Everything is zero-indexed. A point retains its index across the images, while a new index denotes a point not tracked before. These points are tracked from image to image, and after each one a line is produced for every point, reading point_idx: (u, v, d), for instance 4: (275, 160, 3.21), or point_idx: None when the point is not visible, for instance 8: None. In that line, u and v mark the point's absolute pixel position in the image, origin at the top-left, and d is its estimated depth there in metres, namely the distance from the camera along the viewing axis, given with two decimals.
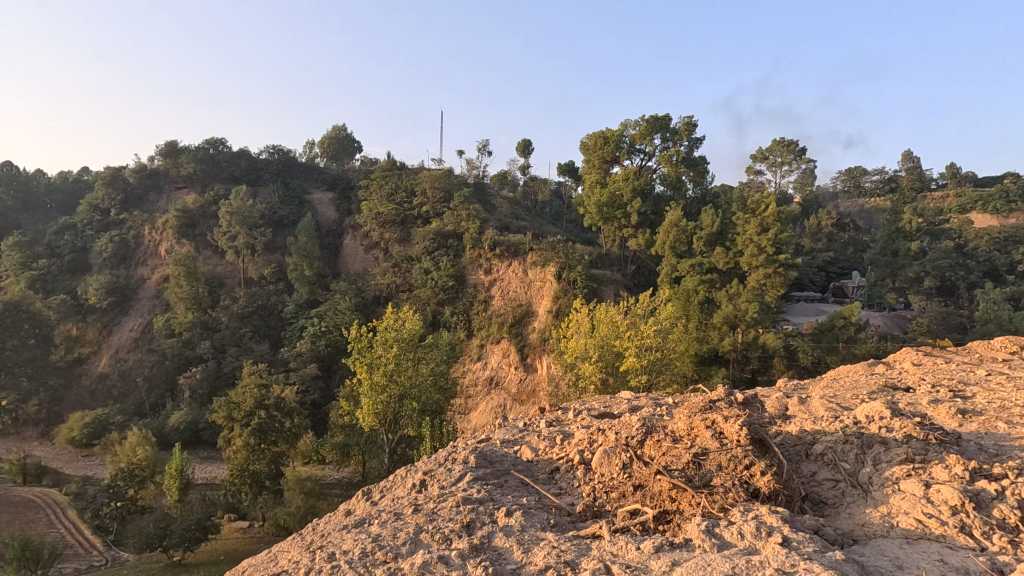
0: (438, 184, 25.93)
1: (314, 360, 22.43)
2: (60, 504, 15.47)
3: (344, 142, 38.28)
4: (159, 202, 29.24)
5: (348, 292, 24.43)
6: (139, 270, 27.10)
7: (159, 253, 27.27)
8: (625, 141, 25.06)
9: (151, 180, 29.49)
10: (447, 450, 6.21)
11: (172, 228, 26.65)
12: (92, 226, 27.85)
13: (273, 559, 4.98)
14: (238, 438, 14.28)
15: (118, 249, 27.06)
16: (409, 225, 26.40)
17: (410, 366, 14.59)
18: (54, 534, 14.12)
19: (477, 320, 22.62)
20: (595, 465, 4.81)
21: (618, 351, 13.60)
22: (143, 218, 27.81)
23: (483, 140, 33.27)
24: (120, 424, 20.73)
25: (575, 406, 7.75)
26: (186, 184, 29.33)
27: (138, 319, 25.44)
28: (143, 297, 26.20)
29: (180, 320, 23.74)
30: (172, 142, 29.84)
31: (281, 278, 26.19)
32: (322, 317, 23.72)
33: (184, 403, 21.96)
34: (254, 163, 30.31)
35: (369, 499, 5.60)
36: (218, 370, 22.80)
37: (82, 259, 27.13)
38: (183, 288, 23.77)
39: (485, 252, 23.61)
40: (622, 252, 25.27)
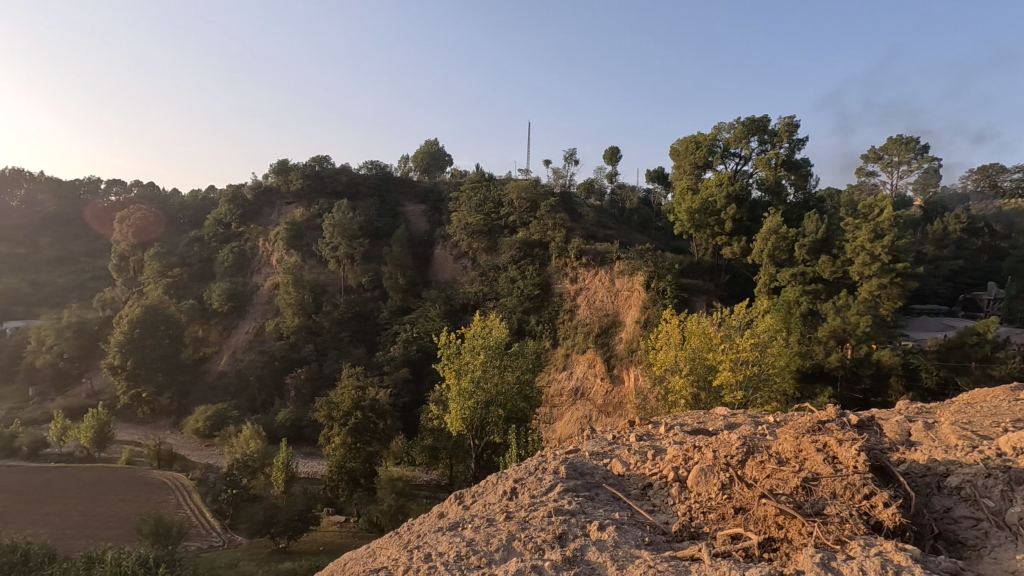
0: (525, 194, 26.17)
1: (405, 364, 23.41)
2: (186, 488, 17.27)
3: (436, 155, 39.80)
4: (271, 215, 31.93)
5: (438, 300, 25.33)
6: (254, 277, 29.75)
7: (270, 263, 29.83)
8: (718, 145, 24.02)
9: (265, 196, 32.31)
10: (536, 460, 6.20)
11: (283, 239, 29.04)
12: (217, 238, 31.16)
13: (372, 554, 5.25)
14: (337, 437, 15.17)
15: (237, 260, 30.02)
16: (496, 234, 26.95)
17: (496, 373, 14.79)
18: (182, 513, 15.74)
19: (562, 329, 22.57)
20: (692, 484, 4.59)
21: (711, 365, 12.96)
22: (259, 231, 30.62)
23: (569, 149, 33.37)
24: (236, 418, 22.80)
25: (667, 421, 7.48)
26: (295, 200, 31.86)
27: (252, 323, 27.81)
28: (257, 302, 28.67)
29: (288, 324, 25.73)
30: (284, 160, 32.47)
31: (377, 285, 27.63)
32: (414, 324, 24.79)
33: (290, 401, 23.69)
34: (354, 178, 32.13)
35: (460, 503, 5.72)
36: (319, 372, 24.47)
37: (208, 268, 30.29)
38: (291, 295, 25.80)
39: (571, 261, 23.65)
40: (716, 260, 24.07)
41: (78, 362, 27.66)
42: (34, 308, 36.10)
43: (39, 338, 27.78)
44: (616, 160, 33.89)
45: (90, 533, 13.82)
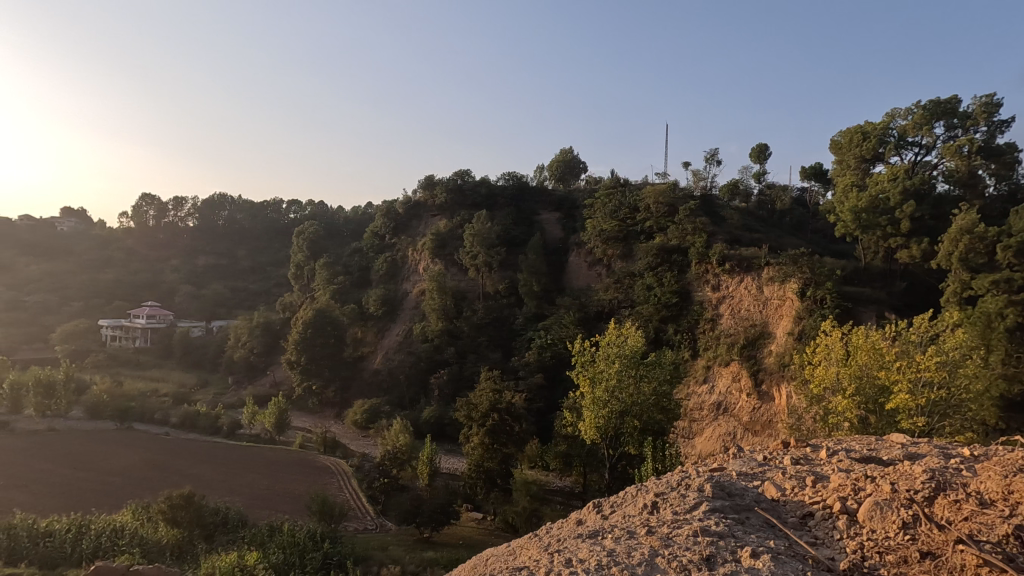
0: (662, 199, 25.16)
1: (540, 370, 23.77)
2: (347, 474, 19.28)
3: (571, 163, 40.12)
4: (419, 227, 34.56)
5: (572, 307, 25.45)
6: (404, 284, 32.40)
7: (418, 271, 32.28)
8: (892, 135, 21.16)
9: (415, 210, 35.07)
10: (677, 475, 5.93)
11: (429, 249, 31.28)
12: (374, 249, 34.62)
13: (514, 553, 5.41)
14: (476, 437, 15.87)
15: (390, 269, 33.01)
16: (632, 241, 26.53)
17: (631, 383, 14.39)
18: (344, 495, 17.59)
19: (703, 339, 21.39)
20: (864, 519, 4.05)
21: (882, 386, 11.36)
22: (408, 242, 33.39)
23: (711, 149, 31.61)
24: (388, 412, 24.93)
25: (828, 445, 6.70)
26: (440, 212, 34.14)
27: (402, 326, 30.21)
28: (406, 307, 31.11)
29: (433, 327, 27.59)
30: (430, 176, 34.93)
31: (513, 292, 28.62)
32: (549, 330, 25.12)
33: (434, 400, 25.27)
34: (492, 190, 33.59)
35: (598, 512, 5.66)
36: (460, 374, 25.86)
37: (365, 276, 33.66)
38: (436, 301, 27.61)
39: (713, 267, 22.32)
40: (888, 265, 21.42)
41: (264, 356, 32.28)
42: (233, 309, 42.93)
43: (236, 335, 32.94)
44: (764, 158, 31.38)
45: (272, 505, 16.02)
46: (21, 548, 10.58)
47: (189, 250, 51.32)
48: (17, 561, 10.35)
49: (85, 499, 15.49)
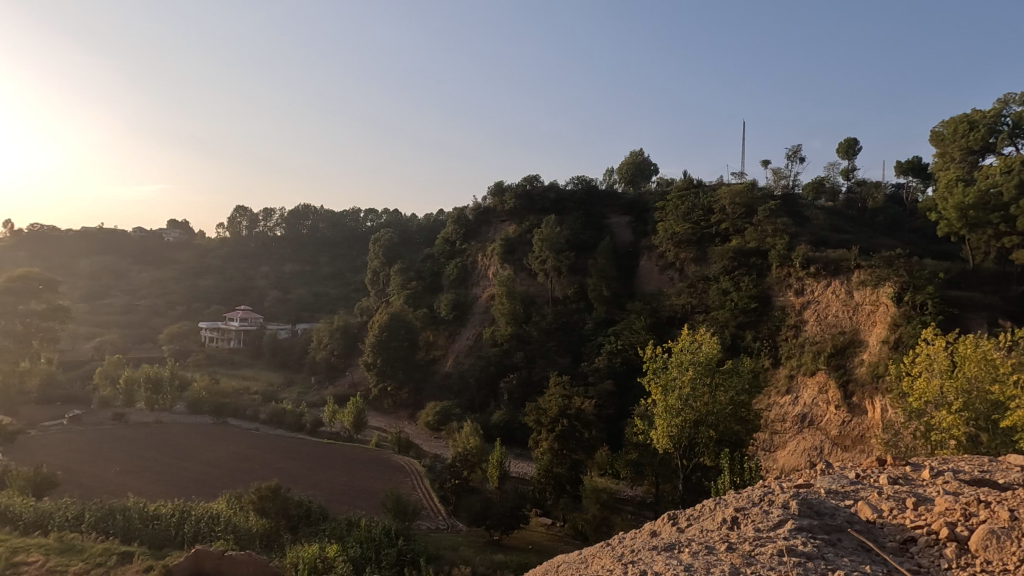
0: (739, 199, 24.32)
1: (610, 376, 23.37)
2: (420, 473, 19.85)
3: (642, 165, 39.33)
4: (489, 233, 35.09)
5: (643, 312, 24.89)
6: (474, 289, 32.99)
7: (487, 276, 32.76)
8: (1005, 123, 19.09)
9: (484, 216, 35.67)
10: (760, 490, 5.64)
11: (498, 254, 31.68)
12: (445, 255, 35.57)
13: (586, 561, 5.34)
14: (545, 442, 15.82)
15: (461, 274, 33.73)
16: (707, 244, 25.64)
17: (706, 391, 13.81)
18: (417, 494, 18.10)
19: (785, 346, 20.21)
20: (978, 548, 3.68)
21: (996, 402, 10.24)
22: (478, 248, 34.06)
23: (794, 146, 29.97)
24: (458, 415, 25.41)
25: (932, 464, 6.13)
26: (509, 218, 34.50)
27: (472, 330, 30.73)
28: (476, 311, 31.64)
29: (502, 332, 27.88)
30: (499, 183, 35.41)
31: (582, 297, 28.50)
32: (619, 335, 24.70)
33: (503, 404, 25.44)
34: (561, 195, 33.53)
35: (674, 525, 5.49)
36: (529, 378, 25.95)
37: (437, 281, 34.55)
38: (505, 305, 27.84)
39: (796, 270, 21.14)
40: (1002, 268, 19.35)
41: (343, 358, 33.94)
42: (315, 312, 45.45)
43: (318, 338, 34.84)
44: (853, 154, 29.30)
45: (351, 501, 16.77)
46: (134, 529, 11.72)
47: (277, 257, 54.93)
48: (130, 541, 11.45)
49: (186, 487, 16.89)
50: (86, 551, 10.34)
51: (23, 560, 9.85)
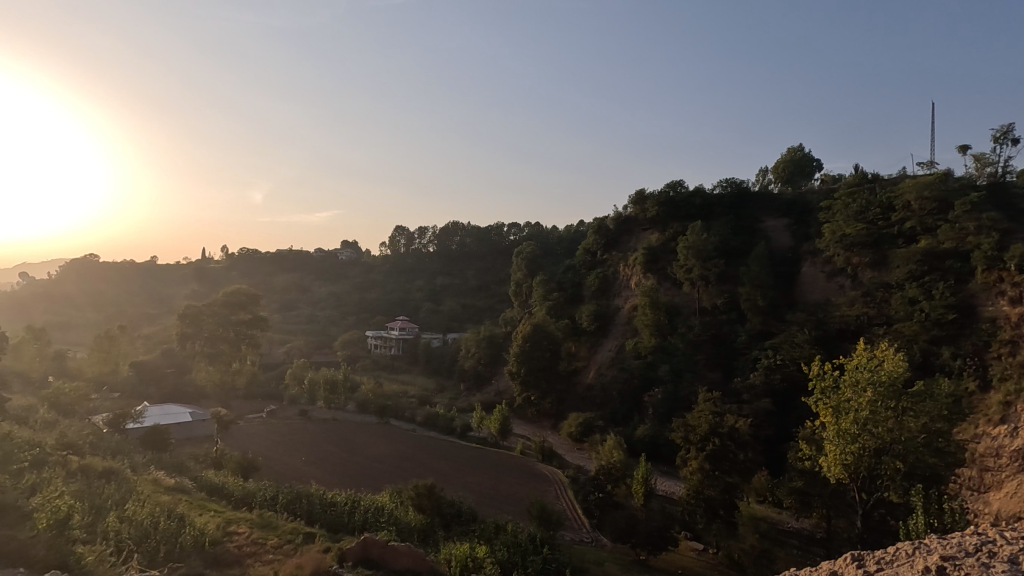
0: (928, 192, 21.86)
1: (768, 394, 21.27)
2: (563, 483, 19.94)
3: (802, 162, 35.87)
4: (630, 242, 34.54)
5: (807, 324, 22.50)
6: (616, 299, 32.56)
7: (630, 286, 32.18)
8: None
9: (625, 225, 35.29)
10: (973, 538, 4.74)
11: (641, 264, 30.87)
12: (586, 265, 35.87)
13: None
14: (694, 461, 14.84)
15: (602, 284, 33.49)
16: (886, 246, 22.68)
17: (891, 416, 11.97)
18: (562, 505, 18.19)
19: (997, 366, 16.72)
20: None
21: None
22: (620, 258, 33.89)
23: (1004, 126, 25.23)
24: (601, 427, 24.94)
25: None
26: (651, 226, 33.66)
27: (614, 341, 30.14)
28: (618, 322, 31.09)
29: (646, 343, 27.04)
30: (641, 191, 34.87)
31: (733, 307, 26.72)
32: (777, 349, 22.58)
33: (648, 418, 24.46)
34: (708, 200, 32.01)
35: (861, 567, 4.84)
36: (675, 393, 24.72)
37: (578, 292, 34.63)
38: (649, 316, 26.97)
39: (1010, 274, 18.08)
40: None
41: (489, 366, 35.48)
42: (464, 322, 48.12)
43: (467, 347, 36.87)
44: None
45: (498, 505, 17.37)
46: (315, 513, 13.35)
47: (429, 272, 59.37)
48: (313, 523, 13.07)
49: (356, 479, 18.87)
50: (279, 528, 12.01)
51: (234, 531, 11.72)
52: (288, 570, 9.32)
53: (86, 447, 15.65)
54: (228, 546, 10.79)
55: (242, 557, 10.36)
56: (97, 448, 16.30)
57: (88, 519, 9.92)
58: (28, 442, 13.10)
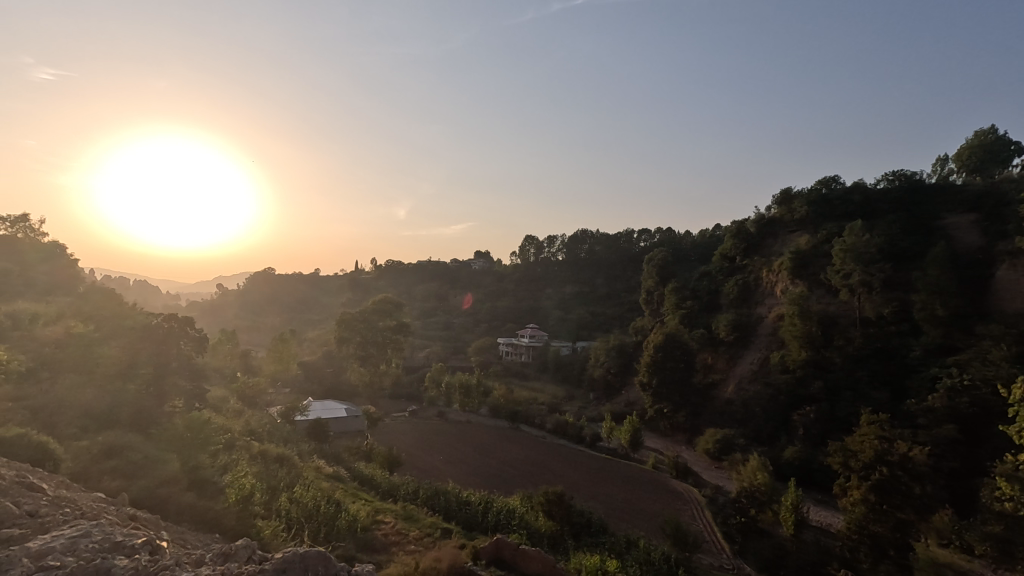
0: None
1: (952, 419, 18.09)
2: (699, 503, 18.79)
3: (994, 146, 30.48)
4: (775, 245, 32.31)
5: (1004, 339, 18.98)
6: (758, 308, 30.31)
7: (775, 294, 29.85)
8: None
9: (768, 227, 33.26)
10: None
11: (787, 269, 28.41)
12: (723, 272, 33.97)
13: None
14: (855, 491, 13.02)
15: (742, 292, 31.32)
16: None
17: None
18: (697, 525, 17.09)
19: None
20: None
21: None
22: (762, 263, 31.68)
23: None
24: (742, 446, 23.07)
25: None
26: (799, 228, 31.55)
27: (757, 354, 27.83)
28: (761, 334, 28.78)
29: (794, 357, 24.65)
30: (786, 191, 33.16)
31: (904, 318, 23.33)
32: (964, 368, 19.32)
33: (798, 440, 22.21)
34: (869, 196, 29.07)
35: None
36: (831, 413, 22.17)
37: (715, 300, 32.65)
38: (797, 327, 24.56)
39: None
40: None
41: (620, 376, 34.74)
42: (593, 331, 47.67)
43: (596, 356, 36.50)
44: None
45: (630, 519, 16.88)
46: (452, 510, 14.03)
47: (559, 280, 59.89)
48: (450, 519, 13.73)
49: (489, 480, 19.56)
50: (420, 521, 12.85)
51: (382, 520, 12.77)
52: (429, 560, 9.90)
53: (264, 434, 18.10)
54: (376, 534, 11.79)
55: (389, 545, 11.27)
56: (273, 436, 18.76)
57: (266, 498, 11.37)
58: (223, 428, 15.47)
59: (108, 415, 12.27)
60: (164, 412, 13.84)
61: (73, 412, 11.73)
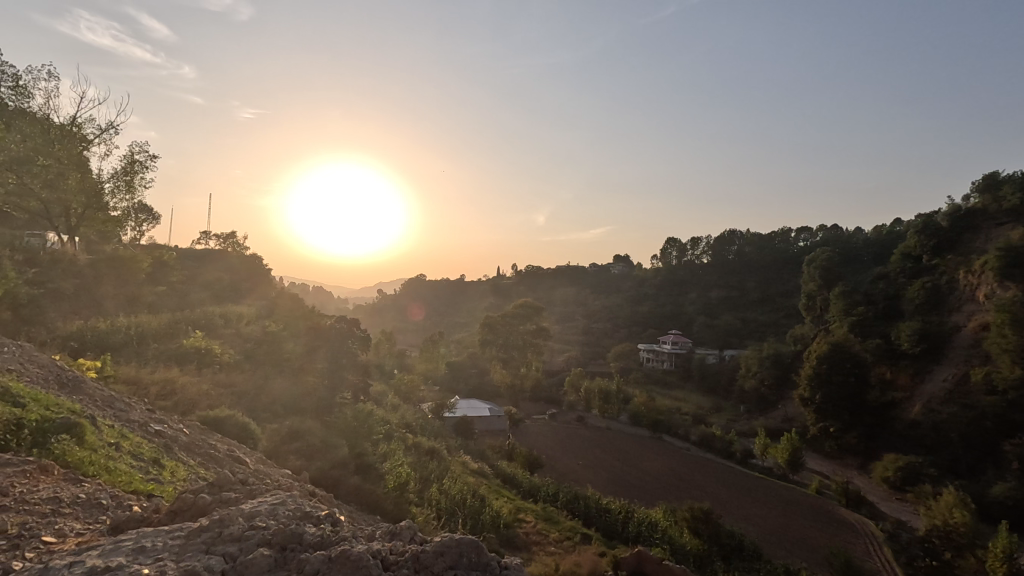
0: None
1: None
2: (876, 539, 16.42)
3: None
4: (976, 241, 27.49)
5: None
6: (953, 316, 25.88)
7: (977, 299, 25.28)
8: None
9: (967, 220, 28.41)
10: None
11: (993, 270, 23.92)
12: (905, 273, 29.66)
13: None
14: None
15: (931, 297, 26.96)
16: None
17: None
18: (873, 563, 14.91)
19: None
20: None
21: None
22: (958, 262, 27.12)
23: None
24: (934, 477, 19.65)
25: None
26: (1009, 219, 26.72)
27: (953, 370, 23.75)
28: (958, 347, 24.55)
29: (1004, 375, 20.55)
30: (990, 176, 28.31)
31: None
32: None
33: (1011, 475, 18.38)
34: None
35: None
36: None
37: (895, 306, 28.41)
38: (1009, 338, 20.55)
39: None
40: None
41: (776, 389, 31.74)
42: (744, 338, 44.17)
43: (747, 366, 33.76)
44: None
45: (788, 547, 15.33)
46: (592, 516, 13.93)
47: (704, 284, 56.59)
48: (589, 525, 13.66)
49: (630, 490, 19.06)
50: (560, 523, 12.96)
51: (523, 518, 13.09)
52: (569, 565, 9.92)
53: (418, 428, 19.59)
54: (518, 531, 12.12)
55: (530, 544, 11.51)
56: (425, 430, 20.24)
57: (419, 486, 12.25)
58: (383, 420, 17.08)
59: (293, 403, 14.22)
60: (335, 403, 15.68)
61: (268, 399, 13.80)
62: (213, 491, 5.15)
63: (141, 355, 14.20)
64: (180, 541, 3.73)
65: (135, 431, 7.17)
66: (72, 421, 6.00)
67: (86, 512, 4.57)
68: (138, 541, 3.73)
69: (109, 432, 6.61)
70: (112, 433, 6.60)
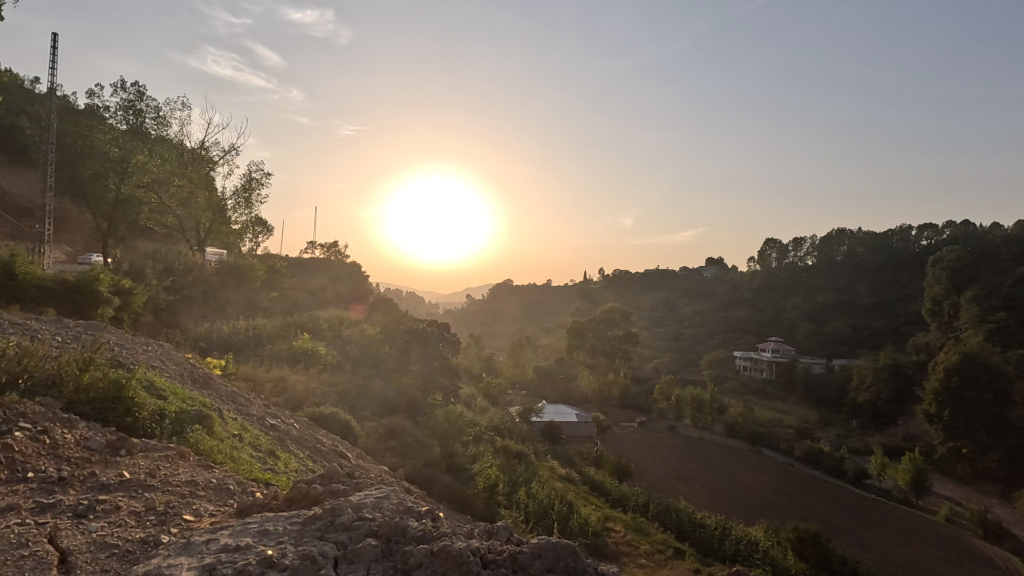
0: None
1: None
2: None
3: None
4: None
5: None
6: None
7: None
8: None
9: None
10: None
11: None
12: None
13: None
14: None
15: None
16: None
17: None
18: None
19: None
20: None
21: None
22: None
23: None
24: None
25: None
26: None
27: None
28: None
29: None
30: None
31: None
32: None
33: None
34: None
35: None
36: None
37: None
38: None
39: None
40: None
41: (894, 404, 28.77)
42: (856, 347, 40.47)
43: (860, 377, 30.87)
44: None
45: None
46: (685, 530, 13.36)
47: (808, 288, 52.58)
48: (683, 540, 13.09)
49: (726, 505, 18.12)
50: (651, 535, 12.59)
51: (612, 527, 12.85)
52: None
53: (506, 431, 19.85)
54: (607, 540, 11.91)
55: (619, 554, 11.28)
56: (513, 433, 20.46)
57: (508, 489, 12.41)
58: (473, 422, 17.50)
59: (390, 403, 14.95)
60: (428, 404, 16.27)
61: (367, 399, 14.62)
62: (325, 482, 5.51)
63: (258, 355, 15.56)
64: (298, 527, 4.05)
65: (254, 424, 7.90)
66: (204, 414, 6.76)
67: (217, 495, 5.09)
68: (262, 524, 4.10)
69: (233, 424, 7.34)
70: (235, 425, 7.32)
